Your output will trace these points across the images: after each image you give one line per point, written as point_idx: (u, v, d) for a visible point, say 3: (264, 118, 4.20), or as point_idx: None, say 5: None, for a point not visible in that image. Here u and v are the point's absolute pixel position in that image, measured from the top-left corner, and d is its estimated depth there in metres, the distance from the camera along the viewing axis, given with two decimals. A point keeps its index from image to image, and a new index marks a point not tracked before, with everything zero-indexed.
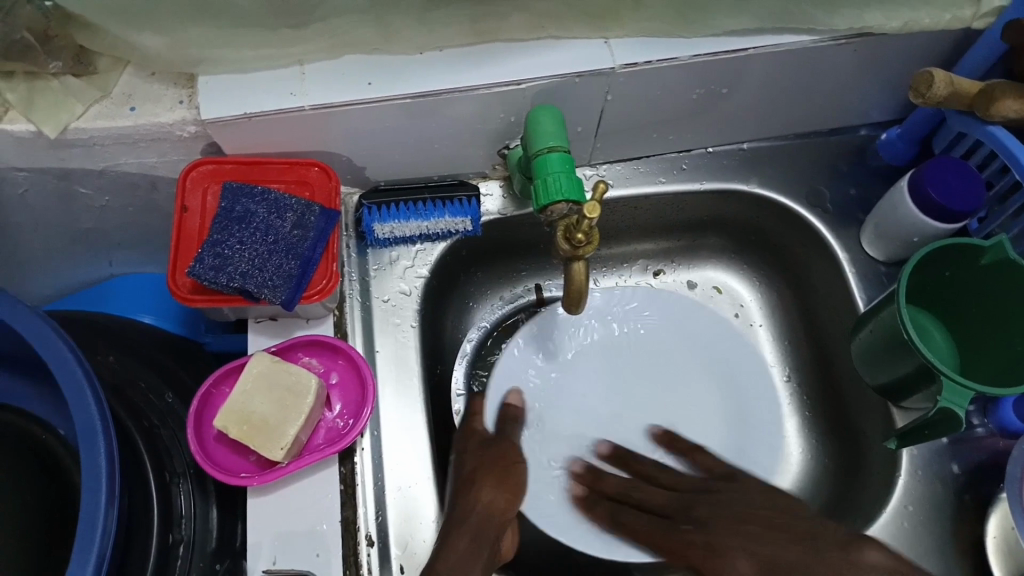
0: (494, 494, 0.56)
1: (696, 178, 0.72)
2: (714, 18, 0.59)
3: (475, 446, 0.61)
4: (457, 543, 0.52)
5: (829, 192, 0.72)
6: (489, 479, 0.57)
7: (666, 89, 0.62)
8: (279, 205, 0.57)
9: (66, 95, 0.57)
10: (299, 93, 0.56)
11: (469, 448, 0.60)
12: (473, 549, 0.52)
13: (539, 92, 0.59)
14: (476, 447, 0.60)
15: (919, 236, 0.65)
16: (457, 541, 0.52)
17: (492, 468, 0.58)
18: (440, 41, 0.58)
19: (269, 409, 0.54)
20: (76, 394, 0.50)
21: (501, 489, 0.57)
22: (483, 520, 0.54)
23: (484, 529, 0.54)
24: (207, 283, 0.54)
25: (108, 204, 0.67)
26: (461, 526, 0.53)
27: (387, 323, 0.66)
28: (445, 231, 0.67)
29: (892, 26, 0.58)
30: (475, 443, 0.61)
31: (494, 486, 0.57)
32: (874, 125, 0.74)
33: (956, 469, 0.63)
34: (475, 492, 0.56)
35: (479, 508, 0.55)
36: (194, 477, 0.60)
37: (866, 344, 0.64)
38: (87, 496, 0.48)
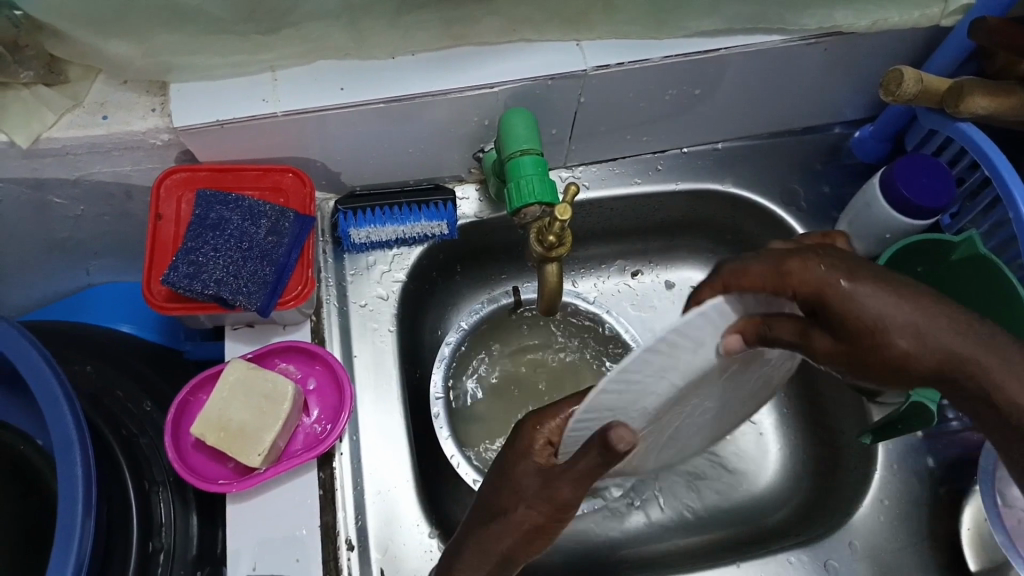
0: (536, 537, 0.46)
1: (672, 178, 0.72)
2: (684, 19, 0.59)
3: (529, 467, 0.46)
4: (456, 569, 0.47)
5: (804, 190, 0.72)
6: (537, 530, 0.45)
7: (639, 91, 0.62)
8: (253, 211, 0.57)
9: (37, 104, 0.57)
10: (271, 100, 0.56)
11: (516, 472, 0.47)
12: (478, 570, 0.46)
13: (511, 96, 0.59)
14: (525, 478, 0.46)
15: (891, 233, 0.65)
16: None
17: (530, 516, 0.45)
18: (411, 46, 0.58)
19: (246, 415, 0.54)
20: (52, 406, 0.50)
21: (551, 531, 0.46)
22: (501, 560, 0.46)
23: (503, 562, 0.46)
24: (181, 291, 0.54)
25: (83, 213, 0.67)
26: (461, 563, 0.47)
27: (365, 327, 0.67)
28: (421, 234, 0.67)
29: (861, 25, 0.59)
30: (530, 466, 0.46)
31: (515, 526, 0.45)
32: (847, 123, 0.74)
33: (932, 463, 0.64)
34: (506, 525, 0.45)
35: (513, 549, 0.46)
36: (172, 485, 0.60)
37: None
38: (64, 506, 0.48)
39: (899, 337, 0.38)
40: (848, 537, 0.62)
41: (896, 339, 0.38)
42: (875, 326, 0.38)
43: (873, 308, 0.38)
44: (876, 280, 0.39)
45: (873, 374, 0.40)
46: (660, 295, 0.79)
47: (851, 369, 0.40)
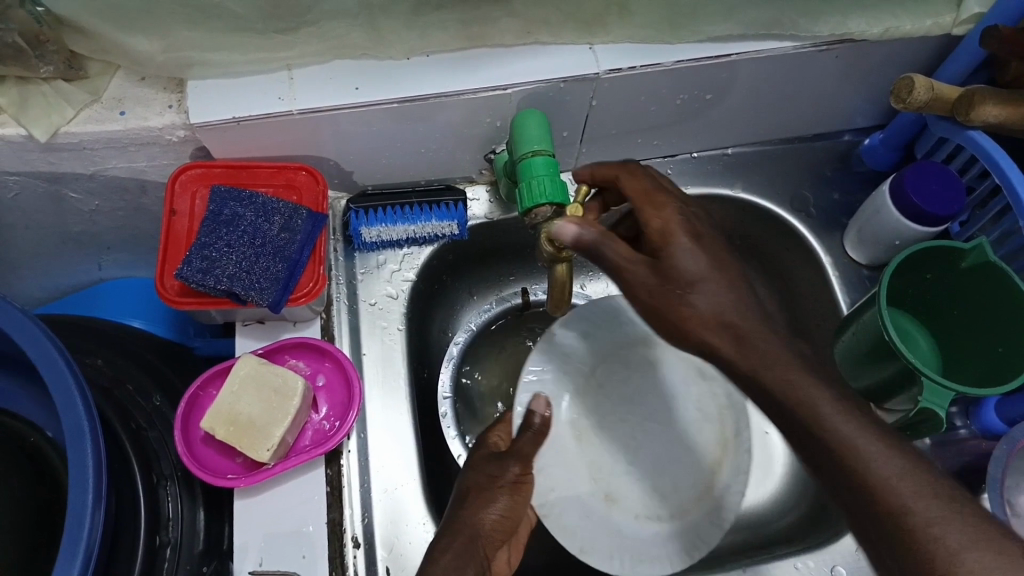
0: (496, 515, 0.53)
1: (682, 182, 0.73)
2: (697, 24, 0.60)
3: (485, 459, 0.56)
4: (442, 558, 0.49)
5: (813, 197, 0.73)
6: (495, 496, 0.54)
7: (650, 96, 0.63)
8: (267, 208, 0.57)
9: (57, 99, 0.57)
10: (288, 98, 0.57)
11: (476, 463, 0.56)
12: (461, 560, 0.49)
13: (524, 98, 0.60)
14: (482, 463, 0.56)
15: (900, 239, 0.65)
16: (440, 555, 0.49)
17: (488, 484, 0.54)
18: (426, 46, 0.59)
19: (255, 409, 0.55)
20: (64, 395, 0.50)
21: (512, 507, 0.54)
22: (477, 536, 0.51)
23: (477, 542, 0.51)
24: (194, 285, 0.54)
25: (98, 207, 0.68)
26: (444, 546, 0.50)
27: (374, 325, 0.67)
28: (431, 234, 0.68)
29: (873, 32, 0.59)
30: (486, 457, 0.57)
31: (484, 502, 0.53)
32: (857, 130, 0.75)
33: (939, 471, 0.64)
34: (477, 505, 0.53)
35: (484, 527, 0.52)
36: (180, 479, 0.60)
37: (848, 348, 0.65)
38: (74, 495, 0.48)
39: (695, 296, 0.45)
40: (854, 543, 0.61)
41: (695, 297, 0.45)
42: (678, 277, 0.45)
43: (685, 260, 0.46)
44: (702, 247, 0.46)
45: (669, 313, 0.45)
46: None
47: (647, 312, 0.47)
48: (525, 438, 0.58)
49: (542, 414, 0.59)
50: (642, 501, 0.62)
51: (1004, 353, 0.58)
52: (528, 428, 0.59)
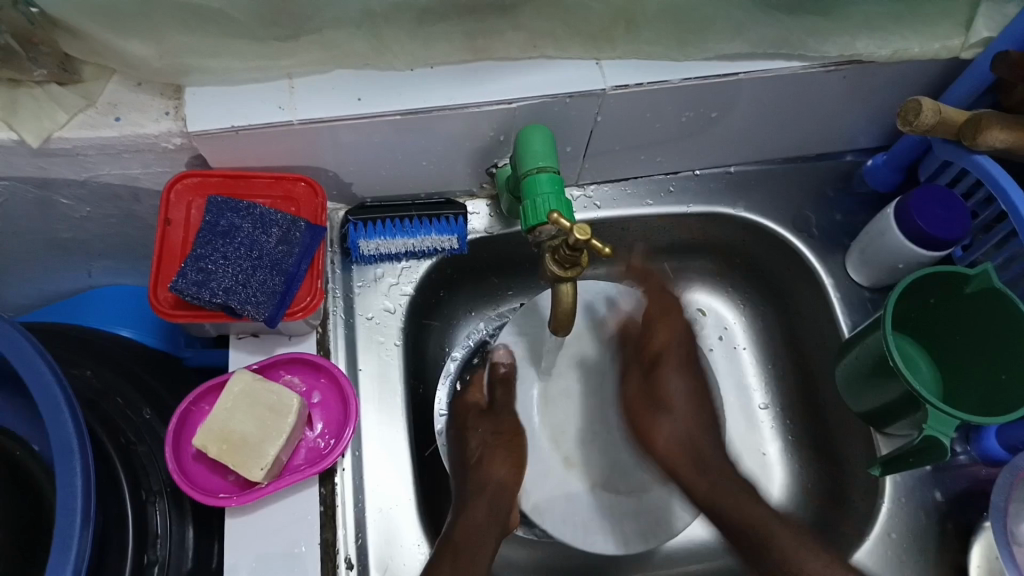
0: (505, 469, 0.62)
1: (685, 200, 0.72)
2: (706, 40, 0.59)
3: (476, 417, 0.66)
4: (473, 514, 0.60)
5: (815, 217, 0.72)
6: (500, 454, 0.63)
7: (656, 112, 0.62)
8: (264, 220, 0.56)
9: (48, 102, 0.56)
10: (288, 108, 0.56)
11: (471, 423, 0.66)
12: (489, 520, 0.60)
13: (529, 112, 0.59)
14: (475, 421, 0.66)
15: (904, 262, 0.65)
16: (473, 512, 0.60)
17: (503, 442, 0.63)
18: (430, 58, 0.58)
19: (248, 427, 0.53)
20: (53, 411, 0.49)
21: (517, 469, 0.62)
22: (496, 491, 0.61)
23: (504, 493, 0.61)
24: (189, 298, 0.53)
25: (89, 214, 0.66)
26: (473, 504, 0.61)
27: (371, 340, 0.66)
28: (430, 248, 0.66)
29: (882, 54, 0.59)
30: (475, 414, 0.67)
31: (505, 462, 0.62)
32: (860, 150, 0.74)
33: (939, 497, 0.63)
34: (487, 464, 0.62)
35: (495, 480, 0.61)
36: (169, 495, 0.59)
37: (851, 370, 0.65)
38: (62, 516, 0.47)
39: (677, 432, 0.62)
40: None
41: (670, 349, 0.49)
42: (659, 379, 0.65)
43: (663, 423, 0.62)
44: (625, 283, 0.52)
45: None
46: None
47: None
48: (497, 388, 0.66)
49: (507, 364, 0.66)
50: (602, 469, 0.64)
51: (1008, 380, 0.57)
52: (494, 378, 0.66)
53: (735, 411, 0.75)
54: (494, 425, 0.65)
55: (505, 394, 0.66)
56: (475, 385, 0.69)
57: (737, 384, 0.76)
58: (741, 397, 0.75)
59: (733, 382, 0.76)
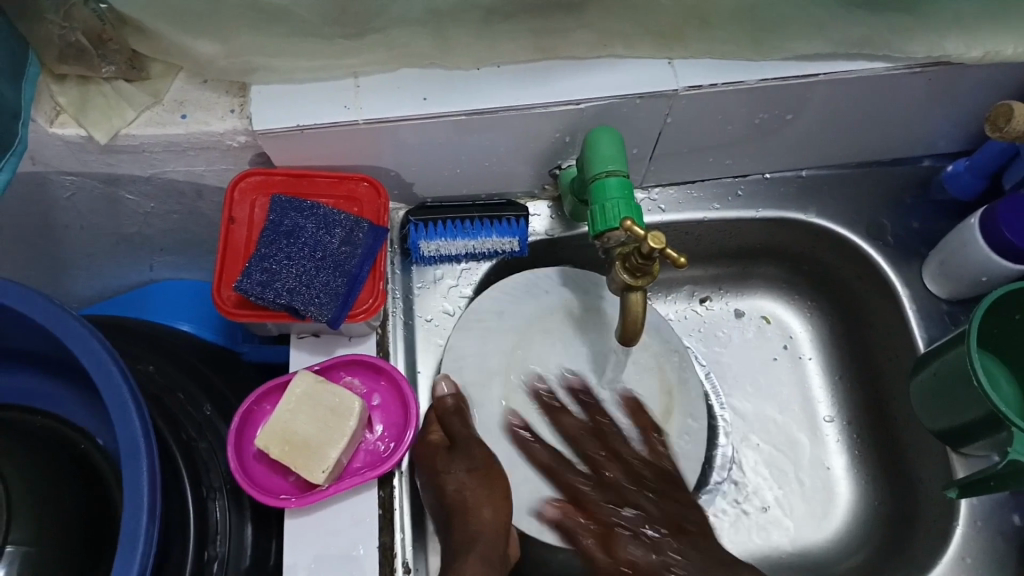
0: (495, 507, 0.54)
1: (753, 204, 0.69)
2: (784, 40, 0.56)
3: (445, 457, 0.56)
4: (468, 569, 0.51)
5: (890, 224, 0.69)
6: (480, 490, 0.55)
7: (727, 114, 0.60)
8: (328, 220, 0.55)
9: (118, 100, 0.56)
10: (354, 107, 0.55)
11: (442, 466, 0.56)
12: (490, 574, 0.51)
13: (597, 113, 0.57)
14: (446, 461, 0.56)
15: (988, 275, 0.61)
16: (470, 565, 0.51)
17: (483, 479, 0.55)
18: (498, 57, 0.56)
19: (311, 429, 0.53)
20: (120, 410, 0.48)
21: (502, 506, 0.54)
22: (489, 538, 0.53)
23: (501, 540, 0.53)
24: (253, 299, 0.52)
25: (152, 209, 0.67)
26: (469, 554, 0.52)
27: (430, 342, 0.66)
28: (490, 250, 0.65)
29: (973, 55, 0.56)
30: (443, 454, 0.57)
31: (489, 496, 0.54)
32: (938, 155, 0.71)
33: (1018, 521, 0.60)
34: (471, 508, 0.54)
35: (481, 522, 0.53)
36: (229, 491, 0.58)
37: (927, 385, 0.62)
38: (128, 516, 0.46)
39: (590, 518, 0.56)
40: None
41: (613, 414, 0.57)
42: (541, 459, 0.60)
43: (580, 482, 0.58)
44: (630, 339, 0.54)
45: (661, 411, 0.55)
46: (727, 322, 0.76)
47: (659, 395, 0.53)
48: (454, 421, 0.58)
49: (453, 393, 0.59)
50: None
51: None
52: (448, 411, 0.59)
53: (798, 423, 0.72)
54: (466, 458, 0.56)
55: (464, 425, 0.58)
56: (431, 419, 0.60)
57: (802, 395, 0.74)
58: (805, 408, 0.73)
59: (798, 393, 0.73)
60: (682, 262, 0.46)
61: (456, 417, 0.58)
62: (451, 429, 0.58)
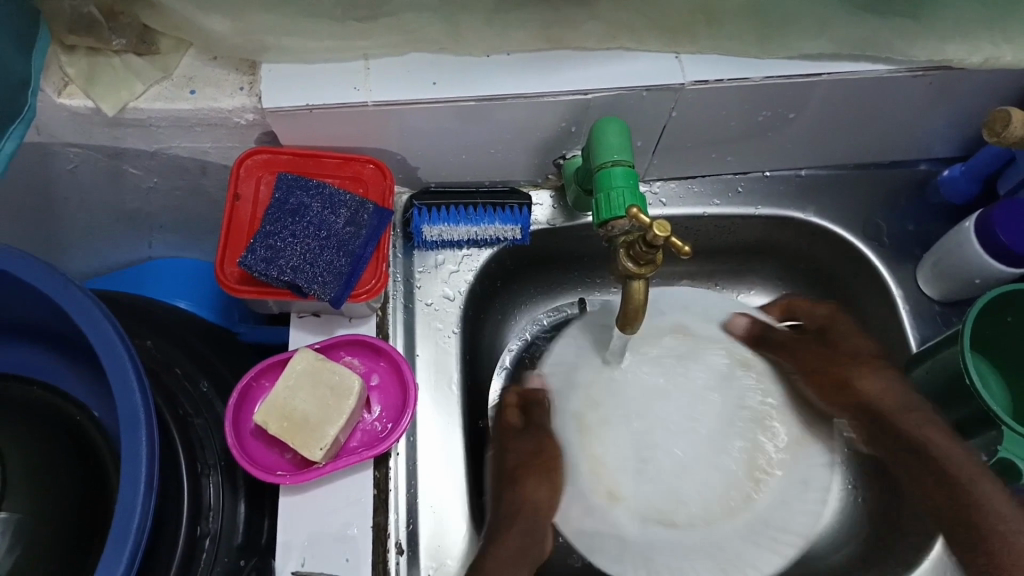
0: (541, 492, 0.58)
1: (752, 202, 0.70)
2: (790, 39, 0.57)
3: (514, 439, 0.62)
4: (503, 542, 0.57)
5: (886, 225, 0.70)
6: (535, 480, 0.59)
7: (732, 111, 0.61)
8: (333, 200, 0.56)
9: (126, 73, 0.56)
10: (363, 89, 0.55)
11: (510, 445, 0.62)
12: (518, 556, 0.56)
13: (605, 104, 0.58)
14: (513, 441, 0.62)
15: (981, 278, 0.63)
16: (507, 538, 0.57)
17: (537, 464, 0.60)
18: (507, 45, 0.57)
19: (310, 407, 0.53)
20: (121, 382, 0.48)
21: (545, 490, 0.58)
22: (528, 515, 0.58)
23: (539, 518, 0.58)
24: (257, 275, 0.53)
25: (156, 185, 0.67)
26: (510, 526, 0.58)
27: (430, 327, 0.66)
28: (492, 237, 0.66)
29: (972, 61, 0.56)
30: (513, 434, 0.63)
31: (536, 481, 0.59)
32: (934, 160, 0.72)
33: None
34: (523, 487, 0.59)
35: (525, 504, 0.58)
36: (224, 469, 0.57)
37: (921, 384, 0.63)
38: (126, 487, 0.46)
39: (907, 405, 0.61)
40: None
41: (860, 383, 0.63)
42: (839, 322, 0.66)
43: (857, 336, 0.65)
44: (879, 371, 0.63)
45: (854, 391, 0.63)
46: None
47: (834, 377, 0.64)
48: (534, 410, 0.62)
49: (543, 388, 0.63)
50: (632, 474, 0.57)
51: None
52: (530, 402, 0.63)
53: None
54: (534, 443, 0.61)
55: (540, 412, 0.62)
56: (511, 401, 0.65)
57: None
58: None
59: None
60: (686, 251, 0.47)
61: (540, 406, 0.63)
62: (525, 413, 0.63)
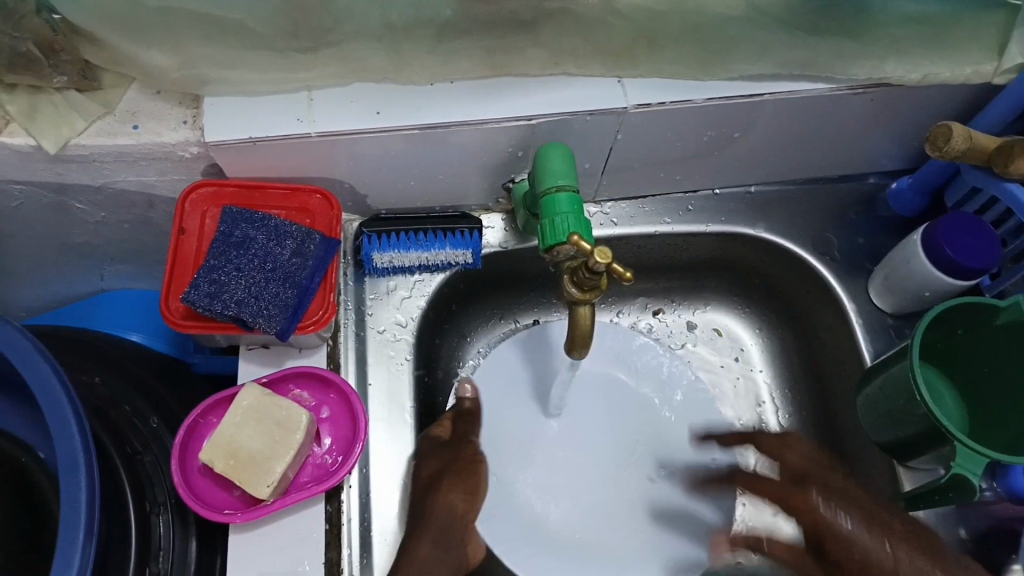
0: (455, 498, 0.58)
1: (704, 219, 0.71)
2: (731, 60, 0.57)
3: (435, 451, 0.62)
4: (419, 550, 0.56)
5: (837, 240, 0.71)
6: (446, 482, 0.59)
7: (677, 131, 0.61)
8: (279, 231, 0.55)
9: (66, 109, 0.56)
10: (306, 120, 0.55)
11: (427, 454, 0.62)
12: (437, 552, 0.55)
13: (549, 129, 0.58)
14: (434, 451, 0.62)
15: (930, 290, 0.63)
16: (418, 547, 0.55)
17: (456, 472, 0.60)
18: (450, 73, 0.57)
19: (256, 444, 0.52)
20: (59, 425, 0.47)
21: (462, 497, 0.58)
22: (438, 519, 0.57)
23: (451, 527, 0.57)
24: (201, 310, 0.52)
25: (104, 219, 0.66)
26: (421, 534, 0.57)
27: (381, 354, 0.66)
28: (445, 262, 0.66)
29: (911, 78, 0.57)
30: (433, 447, 0.62)
31: (451, 488, 0.59)
32: (883, 173, 0.73)
33: (963, 534, 0.61)
34: (437, 491, 0.58)
35: (436, 507, 0.58)
36: (175, 507, 0.56)
37: (874, 399, 0.62)
38: (64, 532, 0.45)
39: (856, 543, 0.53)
40: None
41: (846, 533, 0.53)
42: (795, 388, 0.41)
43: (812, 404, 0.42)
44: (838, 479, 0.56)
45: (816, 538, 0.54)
46: (680, 335, 0.78)
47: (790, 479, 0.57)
48: (465, 423, 0.64)
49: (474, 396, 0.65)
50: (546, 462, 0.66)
51: None
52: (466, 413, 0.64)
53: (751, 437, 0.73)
54: (447, 453, 0.62)
55: (467, 425, 0.64)
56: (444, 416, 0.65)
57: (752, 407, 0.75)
58: (754, 419, 0.74)
59: (748, 405, 0.75)
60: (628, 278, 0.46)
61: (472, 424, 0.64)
62: (455, 426, 0.64)
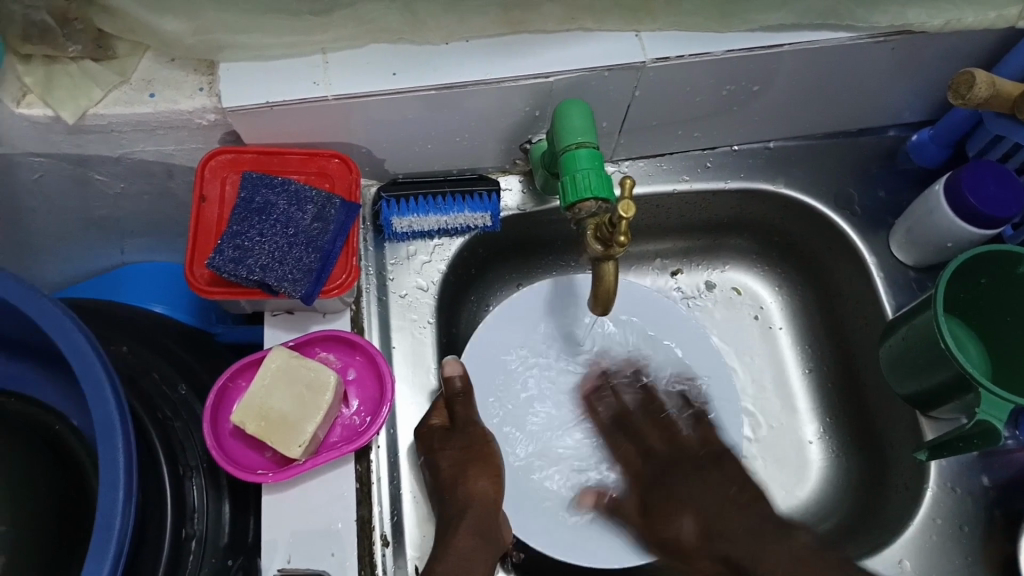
0: (483, 483, 0.59)
1: (722, 176, 0.71)
2: (749, 11, 0.56)
3: (443, 438, 0.60)
4: (458, 541, 0.55)
5: (858, 194, 0.70)
6: (472, 469, 0.59)
7: (696, 87, 0.60)
8: (299, 197, 0.56)
9: (83, 78, 0.55)
10: (323, 83, 0.55)
11: (438, 445, 0.60)
12: (481, 544, 0.55)
13: (568, 86, 0.57)
14: (443, 441, 0.60)
15: (952, 241, 0.63)
16: (460, 539, 0.55)
17: (473, 460, 0.60)
18: (466, 31, 0.56)
19: (287, 405, 0.53)
20: (95, 390, 0.47)
21: (486, 480, 0.59)
22: (477, 509, 0.57)
23: (484, 517, 0.57)
24: (226, 276, 0.52)
25: (123, 190, 0.67)
26: (461, 526, 0.56)
27: (404, 319, 0.66)
28: (464, 225, 0.66)
29: (934, 25, 0.56)
30: (442, 434, 0.61)
31: (477, 475, 0.59)
32: (903, 125, 0.72)
33: (985, 482, 0.61)
34: (466, 481, 0.58)
35: (472, 497, 0.57)
36: (206, 470, 0.58)
37: (896, 350, 0.63)
38: (105, 491, 0.46)
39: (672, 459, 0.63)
40: (897, 556, 0.59)
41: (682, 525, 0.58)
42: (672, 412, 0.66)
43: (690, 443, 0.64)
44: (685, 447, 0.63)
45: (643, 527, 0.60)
46: (699, 294, 0.78)
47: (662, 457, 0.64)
48: (459, 405, 0.61)
49: (461, 376, 0.62)
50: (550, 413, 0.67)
51: None
52: (455, 394, 0.62)
53: (771, 392, 0.74)
54: (459, 441, 0.60)
55: (467, 409, 0.62)
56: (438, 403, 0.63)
57: (774, 363, 0.76)
58: (776, 376, 0.75)
59: (770, 362, 0.75)
60: (625, 241, 0.48)
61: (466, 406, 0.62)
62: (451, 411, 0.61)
